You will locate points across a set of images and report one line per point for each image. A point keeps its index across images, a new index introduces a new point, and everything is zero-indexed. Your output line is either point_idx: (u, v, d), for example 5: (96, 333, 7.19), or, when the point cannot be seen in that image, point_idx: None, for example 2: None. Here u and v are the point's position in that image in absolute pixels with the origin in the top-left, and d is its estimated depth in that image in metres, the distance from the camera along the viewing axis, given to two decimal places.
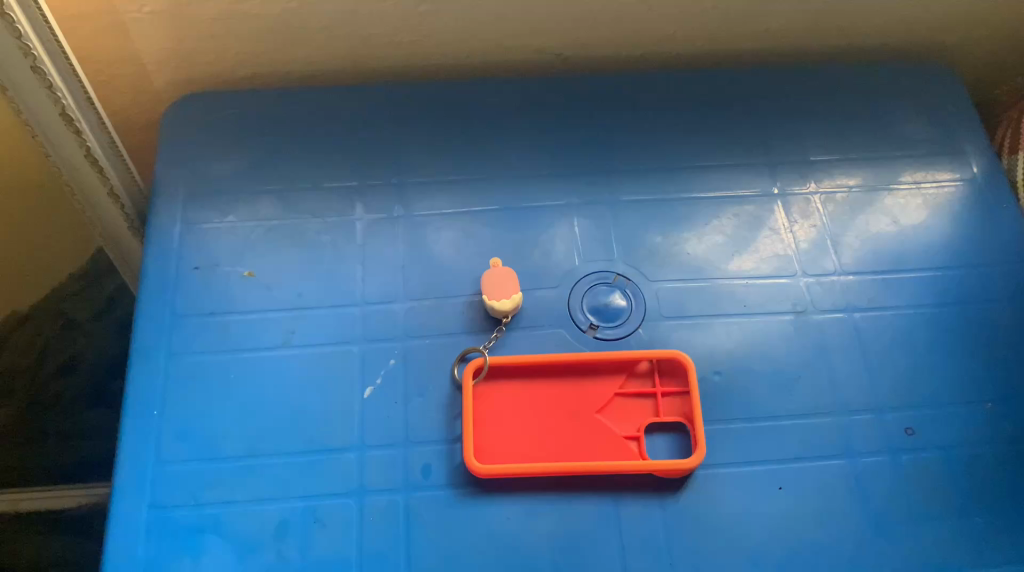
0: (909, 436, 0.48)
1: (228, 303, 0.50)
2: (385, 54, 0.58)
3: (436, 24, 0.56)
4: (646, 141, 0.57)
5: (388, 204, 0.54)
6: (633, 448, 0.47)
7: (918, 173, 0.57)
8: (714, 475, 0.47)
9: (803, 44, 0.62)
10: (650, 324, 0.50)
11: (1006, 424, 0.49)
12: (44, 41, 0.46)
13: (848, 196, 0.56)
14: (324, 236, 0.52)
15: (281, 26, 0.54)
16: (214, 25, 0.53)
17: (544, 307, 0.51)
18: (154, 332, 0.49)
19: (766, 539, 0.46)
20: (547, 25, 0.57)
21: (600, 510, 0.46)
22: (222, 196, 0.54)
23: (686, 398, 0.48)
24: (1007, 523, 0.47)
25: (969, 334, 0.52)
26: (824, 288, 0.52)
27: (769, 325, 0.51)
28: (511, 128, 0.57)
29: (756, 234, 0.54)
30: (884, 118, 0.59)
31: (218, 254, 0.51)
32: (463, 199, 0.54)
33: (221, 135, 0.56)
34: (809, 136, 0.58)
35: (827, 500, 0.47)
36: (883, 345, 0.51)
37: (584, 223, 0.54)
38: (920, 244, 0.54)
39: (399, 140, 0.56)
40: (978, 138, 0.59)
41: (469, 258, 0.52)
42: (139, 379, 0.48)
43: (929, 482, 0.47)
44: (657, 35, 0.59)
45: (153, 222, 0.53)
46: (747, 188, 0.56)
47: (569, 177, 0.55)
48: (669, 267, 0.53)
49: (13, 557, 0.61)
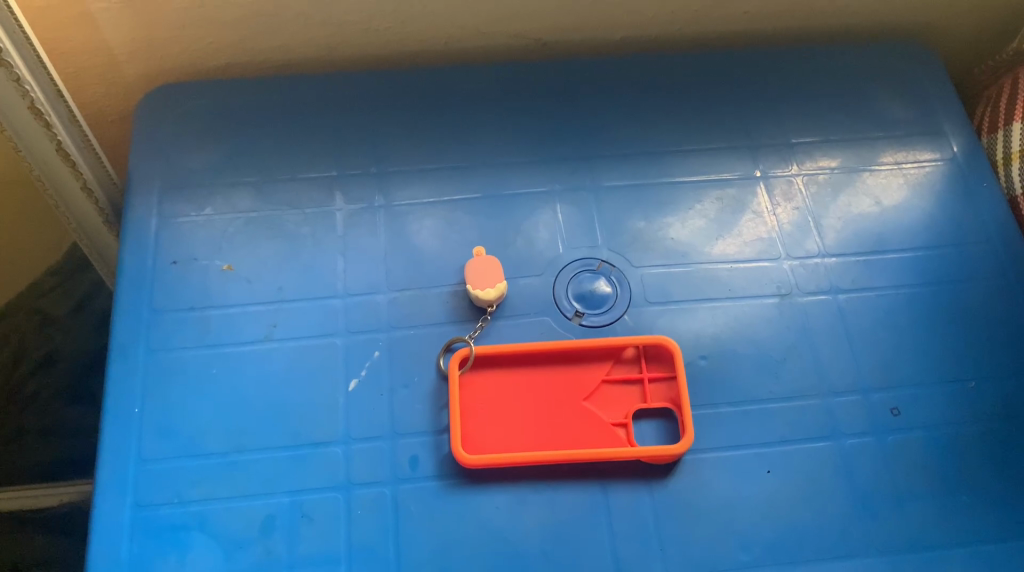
0: (894, 415, 0.54)
1: (205, 298, 0.56)
2: (362, 40, 0.66)
3: (411, 10, 0.64)
4: (630, 127, 0.65)
5: (369, 195, 0.61)
6: (621, 434, 0.51)
7: (899, 154, 0.65)
8: (700, 459, 0.52)
9: (767, 25, 0.71)
10: (637, 311, 0.57)
11: (988, 401, 0.55)
12: (12, 34, 0.53)
13: (830, 176, 0.64)
14: (302, 227, 0.59)
15: (257, 13, 0.62)
16: (188, 14, 0.61)
17: (530, 296, 0.57)
18: (133, 328, 0.55)
19: (753, 521, 0.51)
20: (519, 12, 0.66)
21: (589, 500, 0.50)
22: (198, 190, 0.61)
23: (672, 383, 0.53)
24: (991, 500, 0.52)
25: (947, 308, 0.58)
26: (808, 271, 0.59)
27: (754, 308, 0.57)
28: (498, 121, 0.65)
29: (741, 216, 0.61)
30: (865, 103, 0.68)
31: (195, 249, 0.58)
32: (444, 188, 0.62)
33: (206, 127, 0.64)
34: (789, 123, 0.66)
35: (813, 481, 0.52)
36: (865, 323, 0.57)
37: (566, 209, 0.61)
38: (899, 224, 0.62)
39: (384, 130, 0.64)
40: (955, 120, 0.67)
41: (452, 246, 0.59)
42: (119, 375, 0.53)
43: (913, 461, 0.53)
44: (635, 19, 0.68)
45: (131, 215, 0.60)
46: (730, 171, 0.63)
47: (555, 165, 0.63)
48: (653, 251, 0.60)
49: (9, 547, 0.70)
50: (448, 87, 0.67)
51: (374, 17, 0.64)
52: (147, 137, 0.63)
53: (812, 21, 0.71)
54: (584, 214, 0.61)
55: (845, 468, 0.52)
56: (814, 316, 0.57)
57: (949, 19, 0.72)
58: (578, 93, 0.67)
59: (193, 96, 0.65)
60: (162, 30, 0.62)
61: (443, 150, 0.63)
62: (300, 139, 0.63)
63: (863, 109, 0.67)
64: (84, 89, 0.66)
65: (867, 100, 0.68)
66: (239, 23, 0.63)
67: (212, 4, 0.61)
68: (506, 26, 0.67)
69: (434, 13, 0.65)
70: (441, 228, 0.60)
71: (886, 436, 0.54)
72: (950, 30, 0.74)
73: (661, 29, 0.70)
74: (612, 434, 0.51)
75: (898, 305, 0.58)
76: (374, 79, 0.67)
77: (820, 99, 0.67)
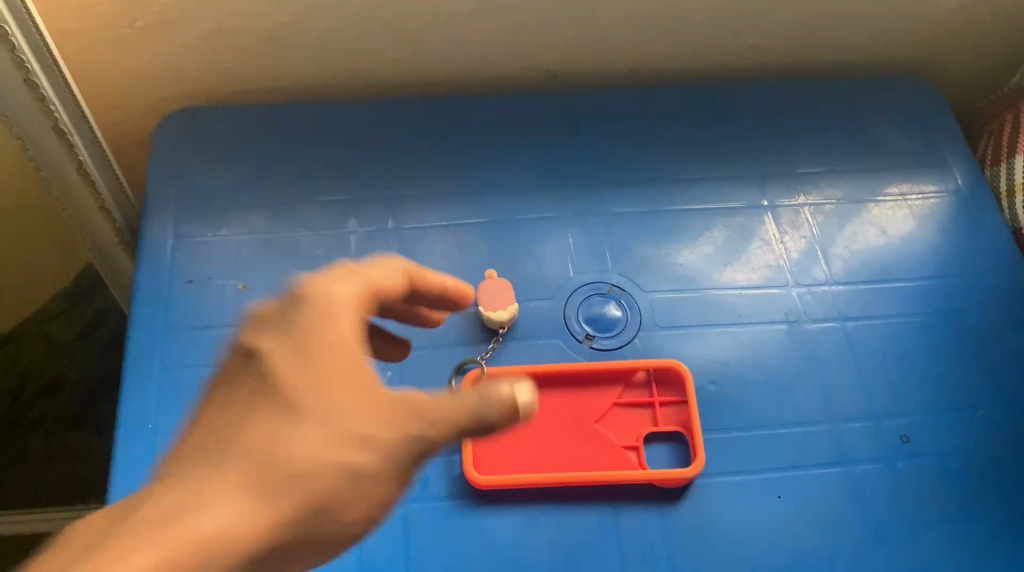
0: (903, 442, 0.54)
1: (220, 316, 0.57)
2: (377, 68, 0.68)
3: (425, 40, 0.65)
4: (640, 157, 0.66)
5: (381, 218, 0.62)
6: (633, 458, 0.52)
7: (904, 186, 0.66)
8: (711, 483, 0.52)
9: (774, 59, 0.72)
10: (646, 335, 0.57)
11: (995, 429, 0.56)
12: (39, 55, 0.54)
13: (836, 207, 0.65)
14: (315, 248, 0.60)
15: (274, 42, 0.64)
16: (208, 40, 0.62)
17: (540, 317, 0.58)
18: (149, 346, 0.56)
19: (765, 546, 0.50)
20: (530, 45, 0.67)
21: (600, 522, 0.51)
22: (214, 212, 0.62)
23: (683, 408, 0.54)
24: (1001, 528, 0.52)
25: (953, 337, 0.59)
26: (816, 298, 0.60)
27: (763, 334, 0.58)
28: (509, 148, 0.66)
29: (748, 244, 0.62)
30: (870, 136, 0.69)
31: (210, 268, 0.59)
32: (456, 213, 0.62)
33: (220, 149, 0.65)
34: (797, 154, 0.67)
35: (824, 507, 0.52)
36: (874, 350, 0.58)
37: (576, 235, 0.62)
38: (906, 252, 0.62)
39: (398, 156, 0.65)
40: (959, 153, 0.68)
41: (462, 268, 0.60)
42: (133, 393, 0.54)
43: (922, 488, 0.53)
44: (644, 53, 0.70)
45: (147, 237, 0.60)
46: (738, 201, 0.64)
47: (564, 192, 0.64)
48: (663, 276, 0.60)
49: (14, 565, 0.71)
50: (461, 115, 0.68)
51: (390, 46, 0.66)
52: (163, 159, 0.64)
53: (818, 55, 0.72)
54: (594, 240, 0.62)
55: (855, 495, 0.52)
56: (822, 342, 0.58)
57: (954, 55, 0.74)
58: (588, 122, 0.68)
59: (211, 119, 0.67)
60: (183, 55, 0.63)
61: (456, 175, 0.64)
62: (316, 164, 0.64)
63: (868, 141, 0.68)
64: (104, 114, 0.67)
65: (872, 132, 0.69)
66: (256, 50, 0.64)
67: (233, 32, 0.62)
68: (518, 56, 0.68)
69: (448, 44, 0.66)
70: (452, 251, 0.61)
71: (897, 463, 0.54)
72: (953, 65, 0.75)
73: (669, 62, 0.71)
74: (623, 457, 0.51)
75: (906, 332, 0.59)
76: (387, 106, 0.68)
77: (825, 132, 0.69)
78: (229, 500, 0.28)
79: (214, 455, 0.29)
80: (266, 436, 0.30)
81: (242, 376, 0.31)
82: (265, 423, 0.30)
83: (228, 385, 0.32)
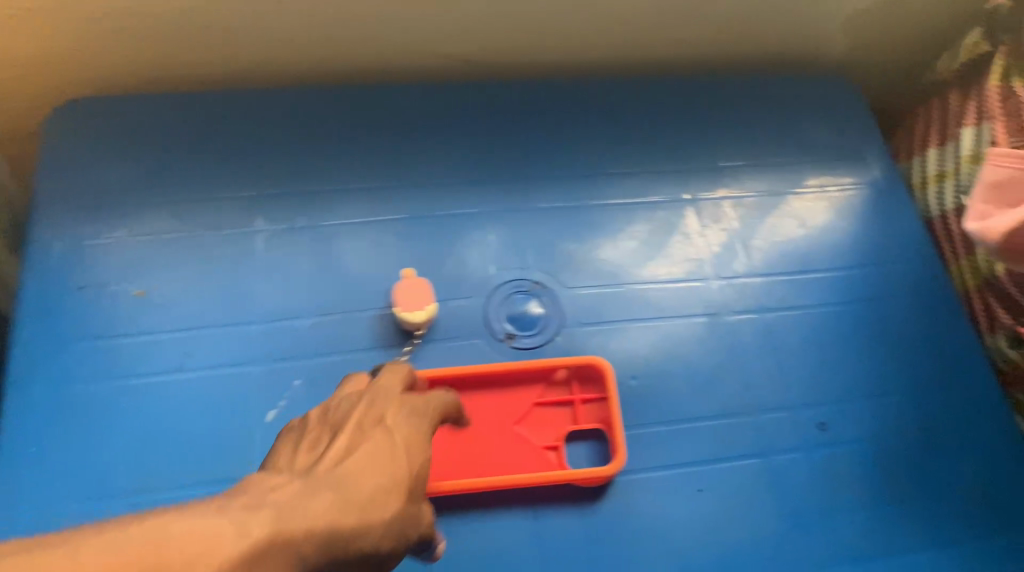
0: (821, 431, 0.55)
1: (116, 326, 0.54)
2: (290, 57, 0.66)
3: (339, 26, 0.64)
4: (563, 150, 0.66)
5: (294, 216, 0.60)
6: (553, 458, 0.51)
7: (822, 178, 0.67)
8: (634, 480, 0.52)
9: (694, 51, 0.72)
10: (568, 332, 0.57)
11: (909, 415, 0.57)
12: None
13: (756, 200, 0.65)
14: (222, 249, 0.58)
15: (180, 26, 0.62)
16: (107, 23, 0.60)
17: (460, 316, 0.57)
18: (36, 362, 0.53)
19: (688, 540, 0.51)
20: (450, 33, 0.66)
21: (524, 523, 0.50)
22: (113, 213, 0.59)
23: (604, 405, 0.54)
24: (916, 513, 0.53)
25: (868, 326, 0.60)
26: (735, 290, 0.60)
27: (683, 327, 0.58)
28: (430, 142, 0.65)
29: (670, 238, 0.62)
30: (789, 128, 0.69)
31: (106, 274, 0.56)
32: (376, 210, 0.61)
33: (121, 143, 0.62)
34: (718, 146, 0.67)
35: (745, 498, 0.52)
36: (792, 340, 0.58)
37: (499, 232, 0.61)
38: (825, 244, 0.63)
39: (315, 149, 0.63)
40: (873, 145, 0.69)
41: (379, 268, 0.58)
42: (17, 415, 0.51)
43: (841, 475, 0.54)
44: (564, 45, 0.69)
45: (37, 240, 0.57)
46: (660, 196, 0.64)
47: (487, 186, 0.63)
48: (586, 272, 0.60)
49: None
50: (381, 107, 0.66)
51: (303, 32, 0.64)
52: (58, 151, 0.61)
53: (739, 48, 0.73)
54: (516, 237, 0.61)
55: (775, 485, 0.53)
56: (741, 334, 0.58)
57: (870, 49, 0.75)
58: (510, 113, 0.67)
59: (111, 108, 0.63)
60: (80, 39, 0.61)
61: (375, 169, 0.63)
62: (225, 157, 0.62)
63: (786, 133, 0.69)
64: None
65: (789, 124, 0.70)
66: (160, 35, 0.62)
67: (134, 15, 0.60)
68: (437, 46, 0.67)
69: (364, 33, 0.65)
70: (370, 250, 0.59)
71: (816, 452, 0.55)
72: (869, 59, 0.76)
73: (591, 54, 0.71)
74: (544, 458, 0.51)
75: (823, 323, 0.59)
76: (302, 97, 0.66)
77: (744, 123, 0.69)
78: (357, 526, 0.35)
79: (344, 495, 0.36)
80: (382, 499, 0.37)
81: (374, 438, 0.40)
82: (378, 485, 0.37)
83: (374, 440, 0.39)
